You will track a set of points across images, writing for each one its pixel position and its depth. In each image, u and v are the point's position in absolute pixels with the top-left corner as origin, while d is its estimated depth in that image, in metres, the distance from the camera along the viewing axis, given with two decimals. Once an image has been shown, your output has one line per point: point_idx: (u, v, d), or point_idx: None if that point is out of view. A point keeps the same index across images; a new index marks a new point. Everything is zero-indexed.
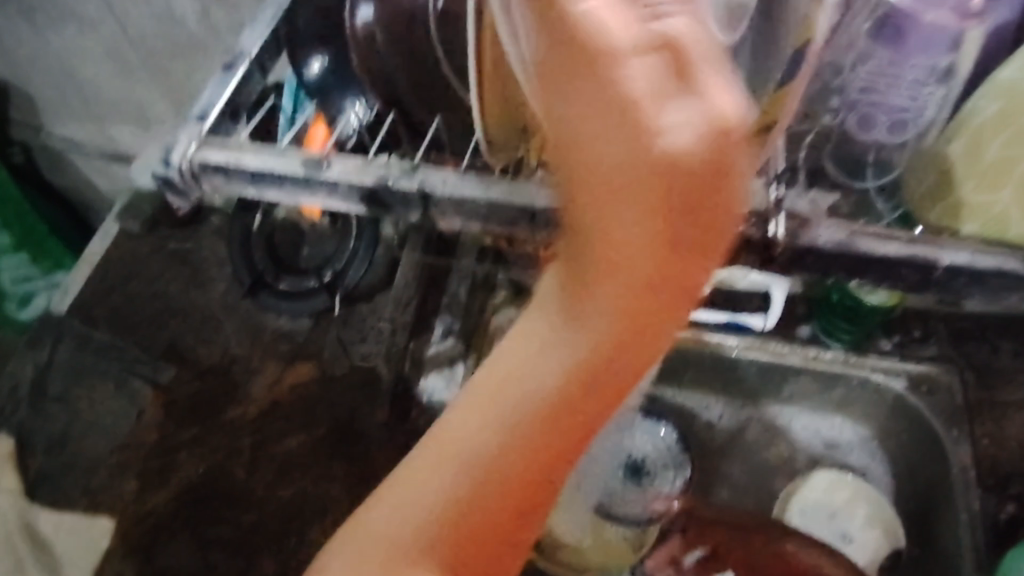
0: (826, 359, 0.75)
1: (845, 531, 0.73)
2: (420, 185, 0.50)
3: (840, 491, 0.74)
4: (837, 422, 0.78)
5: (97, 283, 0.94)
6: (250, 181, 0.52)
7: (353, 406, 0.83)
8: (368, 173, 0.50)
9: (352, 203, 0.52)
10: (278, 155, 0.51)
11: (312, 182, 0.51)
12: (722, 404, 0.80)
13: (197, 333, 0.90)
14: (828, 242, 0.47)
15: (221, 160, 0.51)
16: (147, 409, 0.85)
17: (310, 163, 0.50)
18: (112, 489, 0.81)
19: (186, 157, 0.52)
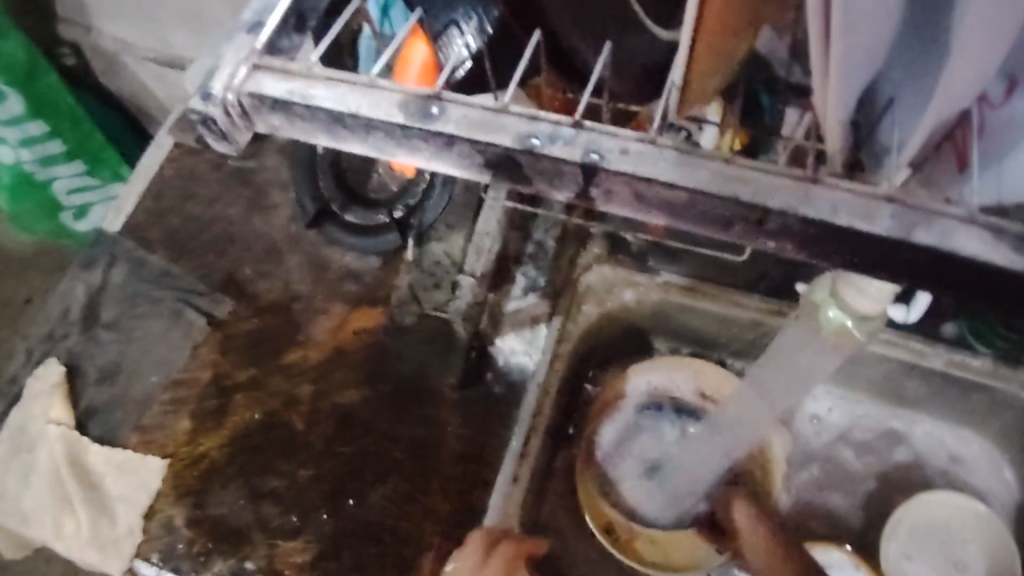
0: (974, 368, 0.66)
1: (957, 558, 0.67)
2: (587, 153, 0.37)
3: (960, 518, 0.68)
4: (965, 435, 0.71)
5: (152, 202, 0.88)
6: (326, 123, 0.39)
7: (423, 360, 0.76)
8: (500, 127, 0.37)
9: (469, 165, 0.39)
10: (363, 91, 0.38)
11: (418, 141, 0.38)
12: (833, 396, 0.73)
13: (257, 265, 0.83)
14: None
15: (285, 93, 0.39)
16: (202, 344, 0.80)
17: (415, 109, 0.38)
18: (166, 427, 0.77)
19: (236, 87, 0.39)
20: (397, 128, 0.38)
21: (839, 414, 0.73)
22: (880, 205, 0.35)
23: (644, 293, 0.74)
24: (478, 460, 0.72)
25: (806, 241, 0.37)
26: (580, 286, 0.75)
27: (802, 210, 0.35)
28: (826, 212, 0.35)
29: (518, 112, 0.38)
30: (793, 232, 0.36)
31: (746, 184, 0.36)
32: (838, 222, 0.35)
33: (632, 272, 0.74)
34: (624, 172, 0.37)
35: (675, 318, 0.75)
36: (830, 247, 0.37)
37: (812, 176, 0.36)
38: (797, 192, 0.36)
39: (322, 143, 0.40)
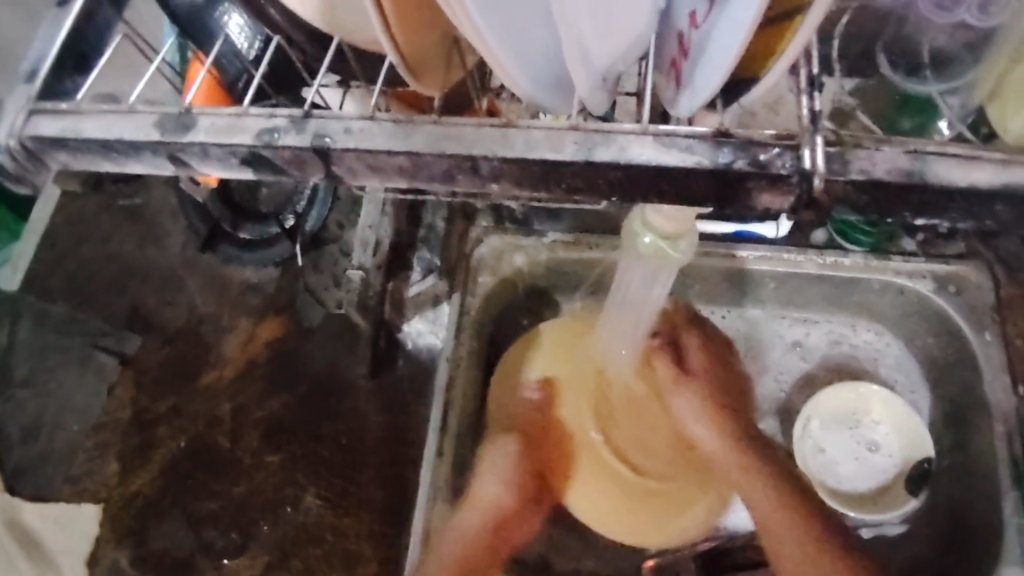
0: (843, 266, 0.70)
1: (870, 441, 0.71)
2: (318, 138, 0.35)
3: (861, 400, 0.71)
4: (840, 317, 0.74)
5: (46, 251, 0.87)
6: (102, 154, 0.37)
7: (334, 357, 0.77)
8: (244, 130, 0.36)
9: (238, 171, 0.37)
10: (125, 116, 0.36)
11: (180, 156, 0.36)
12: (723, 309, 0.75)
13: (160, 294, 0.83)
14: (888, 170, 0.33)
15: (59, 131, 0.37)
16: (117, 384, 0.80)
17: (172, 124, 0.36)
18: (95, 474, 0.77)
19: (16, 131, 0.37)
20: (162, 148, 0.36)
21: (732, 326, 0.75)
22: (563, 133, 0.35)
23: (534, 255, 0.75)
24: (403, 441, 0.73)
25: (526, 181, 0.35)
26: (473, 259, 0.74)
27: (500, 151, 0.35)
28: (519, 148, 0.35)
29: (258, 112, 0.36)
30: (502, 179, 0.35)
31: (454, 139, 0.35)
32: (535, 158, 0.34)
33: (516, 236, 0.75)
34: (350, 150, 0.35)
35: (569, 274, 0.77)
36: (544, 187, 0.35)
37: (507, 120, 0.35)
38: (496, 137, 0.35)
39: (112, 171, 0.38)
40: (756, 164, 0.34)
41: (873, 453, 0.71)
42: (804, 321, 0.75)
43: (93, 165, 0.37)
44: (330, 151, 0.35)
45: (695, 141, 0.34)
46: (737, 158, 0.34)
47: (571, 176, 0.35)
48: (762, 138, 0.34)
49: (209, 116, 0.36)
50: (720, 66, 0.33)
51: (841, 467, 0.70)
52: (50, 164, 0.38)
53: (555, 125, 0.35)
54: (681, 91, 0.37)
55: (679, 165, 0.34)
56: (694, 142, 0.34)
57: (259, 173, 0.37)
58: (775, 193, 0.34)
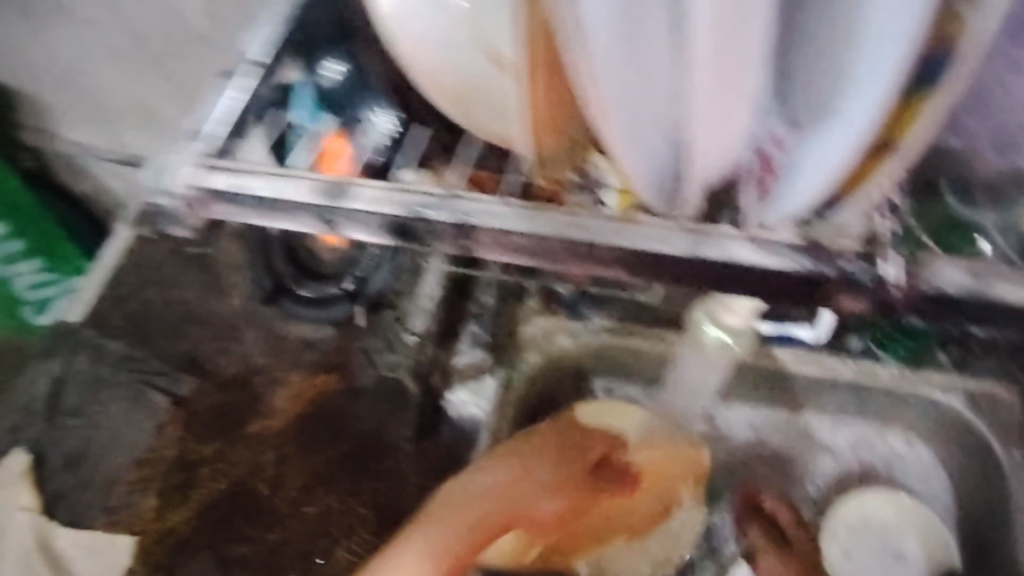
0: (879, 374, 0.74)
1: (897, 550, 0.74)
2: (462, 218, 0.46)
3: (881, 504, 0.75)
4: (876, 425, 0.78)
5: (111, 289, 0.92)
6: (261, 210, 0.48)
7: (382, 418, 0.80)
8: (394, 204, 0.47)
9: (377, 235, 0.48)
10: (290, 180, 0.48)
11: (335, 219, 0.47)
12: (746, 408, 0.81)
13: (218, 342, 0.87)
14: (949, 285, 0.43)
15: (234, 187, 0.48)
16: (167, 424, 0.83)
17: (335, 192, 0.47)
18: (133, 507, 0.79)
19: (196, 185, 0.49)
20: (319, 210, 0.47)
21: (766, 421, 0.80)
22: (677, 233, 0.45)
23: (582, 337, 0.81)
24: None
25: (643, 267, 0.46)
26: (523, 337, 0.81)
27: (625, 243, 0.45)
28: (636, 241, 0.45)
29: (414, 190, 0.47)
30: (627, 264, 0.46)
31: (586, 230, 0.46)
32: (653, 250, 0.45)
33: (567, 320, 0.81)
34: (495, 229, 0.46)
35: (615, 361, 0.82)
36: (667, 276, 0.46)
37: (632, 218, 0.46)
38: (624, 231, 0.45)
39: (267, 223, 0.49)
40: (835, 272, 0.43)
41: (900, 561, 0.73)
42: (842, 425, 0.78)
43: (251, 217, 0.48)
44: (471, 227, 0.46)
45: (783, 248, 0.44)
46: (829, 267, 0.43)
47: (687, 272, 0.45)
48: (842, 251, 0.43)
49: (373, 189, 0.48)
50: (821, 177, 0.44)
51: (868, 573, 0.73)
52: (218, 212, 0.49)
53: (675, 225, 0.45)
54: (773, 200, 0.46)
55: (769, 266, 0.44)
56: (787, 250, 0.44)
57: (400, 240, 0.47)
58: (852, 295, 0.43)
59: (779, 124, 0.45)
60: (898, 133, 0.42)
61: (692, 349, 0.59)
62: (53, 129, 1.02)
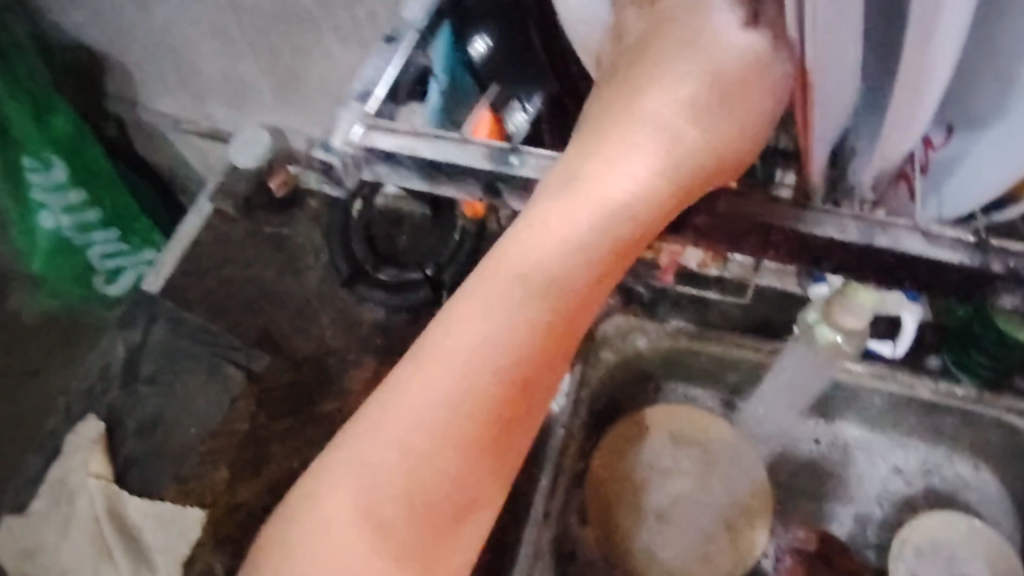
0: (956, 396, 0.72)
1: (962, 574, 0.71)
2: None
3: (939, 524, 0.72)
4: (939, 448, 0.77)
5: (190, 263, 0.93)
6: (425, 173, 0.43)
7: None
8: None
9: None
10: (458, 142, 0.43)
11: (498, 184, 0.42)
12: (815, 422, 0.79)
13: (293, 322, 0.88)
14: None
15: (394, 147, 0.43)
16: (240, 398, 0.84)
17: (500, 157, 0.42)
18: (204, 477, 0.80)
19: (353, 141, 0.43)
20: (486, 176, 0.42)
21: (835, 440, 0.78)
22: (848, 220, 0.42)
23: (656, 340, 0.79)
24: (512, 500, 0.76)
25: (808, 252, 0.43)
26: (599, 334, 0.79)
27: (792, 226, 0.42)
28: (812, 226, 0.42)
29: None
30: (788, 249, 0.43)
31: (755, 210, 0.43)
32: (823, 236, 0.42)
33: (643, 319, 0.79)
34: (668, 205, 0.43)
35: (684, 365, 0.80)
36: (826, 258, 0.43)
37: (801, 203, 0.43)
38: (791, 214, 0.42)
39: (421, 188, 0.44)
40: (1010, 268, 0.40)
41: None
42: (903, 446, 0.77)
43: (415, 182, 0.44)
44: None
45: (959, 243, 0.40)
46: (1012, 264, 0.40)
47: (849, 254, 0.42)
48: (1010, 249, 0.40)
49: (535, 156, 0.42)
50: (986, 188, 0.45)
51: None
52: (368, 172, 0.45)
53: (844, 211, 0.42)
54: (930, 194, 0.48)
55: (946, 258, 0.40)
56: (955, 244, 0.40)
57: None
58: (1013, 292, 0.40)
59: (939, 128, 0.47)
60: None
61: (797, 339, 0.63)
62: (137, 98, 1.01)
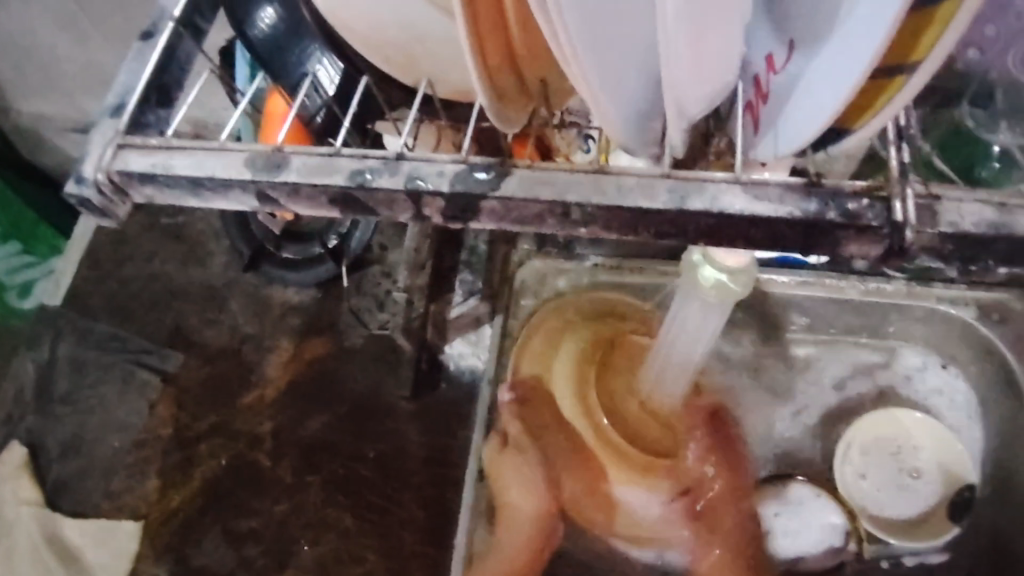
0: (886, 292, 0.71)
1: (913, 468, 0.70)
2: (412, 182, 0.31)
3: (885, 420, 0.71)
4: (886, 339, 0.73)
5: (90, 267, 0.88)
6: (192, 193, 0.34)
7: (375, 379, 0.78)
8: (336, 171, 0.32)
9: (326, 213, 0.33)
10: (219, 152, 0.34)
11: (269, 194, 0.33)
12: (753, 336, 0.75)
13: (202, 314, 0.83)
14: (977, 223, 0.29)
15: (149, 167, 0.35)
16: (159, 403, 0.80)
17: (262, 163, 0.32)
18: (136, 490, 0.77)
19: (104, 165, 0.35)
20: (251, 187, 0.33)
21: (782, 353, 0.74)
22: (654, 180, 0.30)
23: (576, 279, 0.75)
24: (444, 464, 0.74)
25: (620, 226, 0.31)
26: (515, 283, 0.75)
27: (594, 197, 0.30)
28: (614, 194, 0.30)
29: (352, 152, 0.32)
30: (597, 226, 0.31)
31: (547, 184, 0.31)
32: (625, 205, 0.30)
33: (559, 259, 0.75)
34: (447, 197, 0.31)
35: (616, 299, 0.76)
36: (652, 229, 0.31)
37: (600, 165, 0.31)
38: (589, 184, 0.31)
39: (198, 207, 0.35)
40: (851, 214, 0.29)
41: (914, 479, 0.69)
42: (845, 351, 0.74)
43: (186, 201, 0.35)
44: (422, 198, 0.31)
45: (784, 189, 0.30)
46: (856, 210, 0.30)
47: (670, 222, 0.30)
48: (843, 188, 0.30)
49: (305, 155, 0.33)
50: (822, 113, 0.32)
51: (880, 495, 0.69)
52: (137, 198, 0.36)
53: (648, 171, 0.31)
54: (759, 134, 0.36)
55: (770, 214, 0.29)
56: (784, 192, 0.30)
57: (349, 214, 0.33)
58: (865, 242, 0.30)
59: (777, 44, 0.36)
60: (912, 57, 0.31)
61: (706, 309, 0.50)
62: (7, 101, 0.98)
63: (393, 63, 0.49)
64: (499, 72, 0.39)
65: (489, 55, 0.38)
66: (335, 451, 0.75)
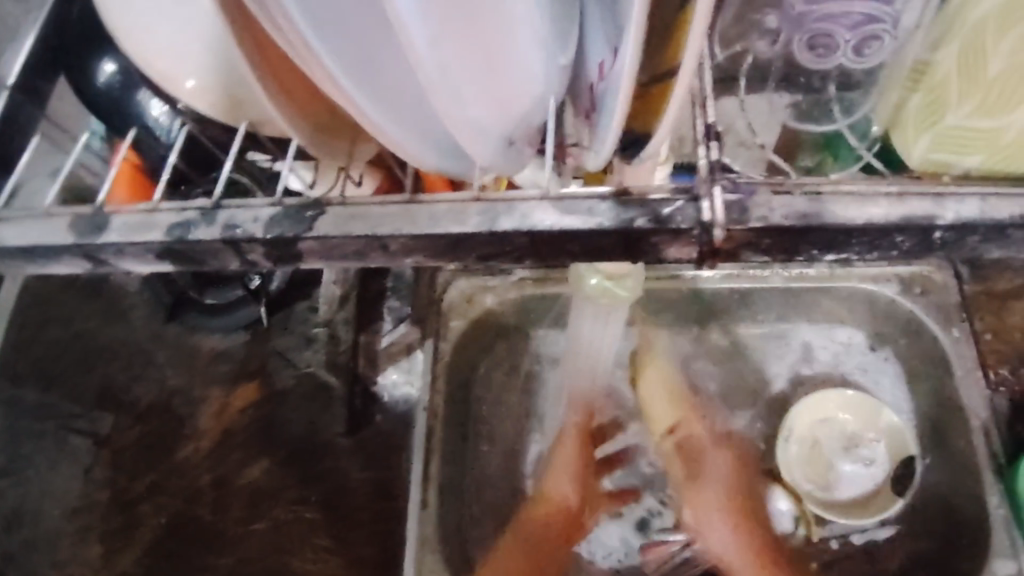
0: (808, 276, 0.70)
1: (857, 449, 0.69)
2: (229, 230, 0.32)
3: (822, 404, 0.70)
4: (813, 325, 0.73)
5: None
6: (22, 263, 0.34)
7: (311, 418, 0.77)
8: (156, 226, 0.33)
9: (158, 267, 0.34)
10: (40, 219, 0.34)
11: (98, 257, 0.33)
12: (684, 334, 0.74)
13: (128, 370, 0.79)
14: (790, 215, 0.30)
15: None
16: (95, 466, 0.77)
17: (85, 226, 0.33)
18: (78, 559, 0.73)
19: None
20: (77, 252, 0.33)
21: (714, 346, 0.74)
22: (466, 205, 0.31)
23: (502, 294, 0.75)
24: (389, 496, 0.73)
25: (441, 252, 0.32)
26: (441, 304, 0.74)
27: (408, 227, 0.31)
28: (425, 224, 0.31)
29: (170, 206, 0.33)
30: (415, 255, 0.32)
31: (364, 218, 0.32)
32: (442, 233, 0.31)
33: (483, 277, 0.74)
34: (264, 240, 0.32)
35: (540, 309, 0.77)
36: (475, 253, 0.32)
37: (412, 195, 0.32)
38: (402, 215, 0.31)
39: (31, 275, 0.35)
40: (665, 218, 0.30)
41: (861, 461, 0.68)
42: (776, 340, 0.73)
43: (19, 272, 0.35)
44: (241, 244, 0.32)
45: (595, 201, 0.31)
46: (671, 212, 0.30)
47: (490, 244, 0.31)
48: (653, 192, 0.31)
49: (123, 214, 0.33)
50: (615, 114, 0.33)
51: (827, 479, 0.68)
52: None
53: (463, 197, 0.32)
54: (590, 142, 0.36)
55: (583, 228, 0.30)
56: (595, 203, 0.31)
57: (179, 266, 0.33)
58: (683, 245, 0.31)
59: (608, 50, 0.35)
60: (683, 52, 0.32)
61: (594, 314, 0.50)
62: None
63: (223, 110, 0.50)
64: (321, 112, 0.40)
65: (298, 99, 0.38)
66: (279, 497, 0.74)
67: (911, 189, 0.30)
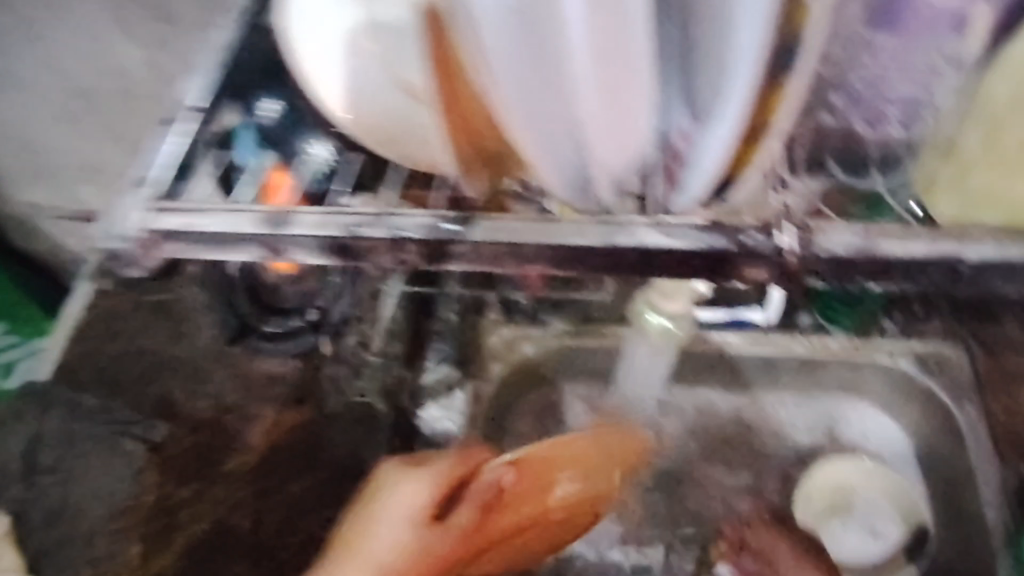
0: (831, 348, 0.76)
1: (875, 528, 0.73)
2: (394, 233, 0.43)
3: (842, 469, 0.76)
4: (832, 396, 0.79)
5: (80, 342, 0.87)
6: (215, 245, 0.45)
7: (356, 443, 0.79)
8: (335, 223, 0.44)
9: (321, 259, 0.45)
10: (234, 214, 0.45)
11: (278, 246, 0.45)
12: (717, 390, 0.79)
13: (187, 384, 0.84)
14: (846, 246, 0.40)
15: (179, 226, 0.46)
16: (145, 470, 0.77)
17: (275, 219, 0.45)
18: (115, 558, 0.74)
19: (146, 226, 0.46)
20: (263, 240, 0.45)
21: (755, 411, 0.79)
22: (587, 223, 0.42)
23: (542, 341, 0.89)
24: None
25: (563, 257, 0.43)
26: None
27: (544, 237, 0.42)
28: (559, 236, 0.42)
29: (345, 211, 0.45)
30: (543, 259, 0.43)
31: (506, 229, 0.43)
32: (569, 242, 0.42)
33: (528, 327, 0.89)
34: (421, 240, 0.43)
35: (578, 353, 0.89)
36: (582, 262, 0.42)
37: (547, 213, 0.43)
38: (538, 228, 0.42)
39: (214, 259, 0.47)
40: (745, 244, 0.41)
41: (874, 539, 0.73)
42: (800, 409, 0.79)
43: (208, 254, 0.46)
44: (401, 242, 0.43)
45: (690, 226, 0.41)
46: (748, 240, 0.41)
47: (594, 255, 0.42)
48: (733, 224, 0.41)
49: (311, 213, 0.45)
50: (707, 167, 0.43)
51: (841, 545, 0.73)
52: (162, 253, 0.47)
53: (583, 218, 0.43)
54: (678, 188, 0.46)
55: (676, 245, 0.41)
56: (693, 227, 0.41)
57: (341, 259, 0.44)
58: (755, 266, 0.41)
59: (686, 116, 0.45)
60: None
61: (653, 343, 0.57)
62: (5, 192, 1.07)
63: (374, 140, 0.55)
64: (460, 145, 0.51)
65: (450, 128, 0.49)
66: (312, 516, 0.76)
67: (943, 234, 0.40)
